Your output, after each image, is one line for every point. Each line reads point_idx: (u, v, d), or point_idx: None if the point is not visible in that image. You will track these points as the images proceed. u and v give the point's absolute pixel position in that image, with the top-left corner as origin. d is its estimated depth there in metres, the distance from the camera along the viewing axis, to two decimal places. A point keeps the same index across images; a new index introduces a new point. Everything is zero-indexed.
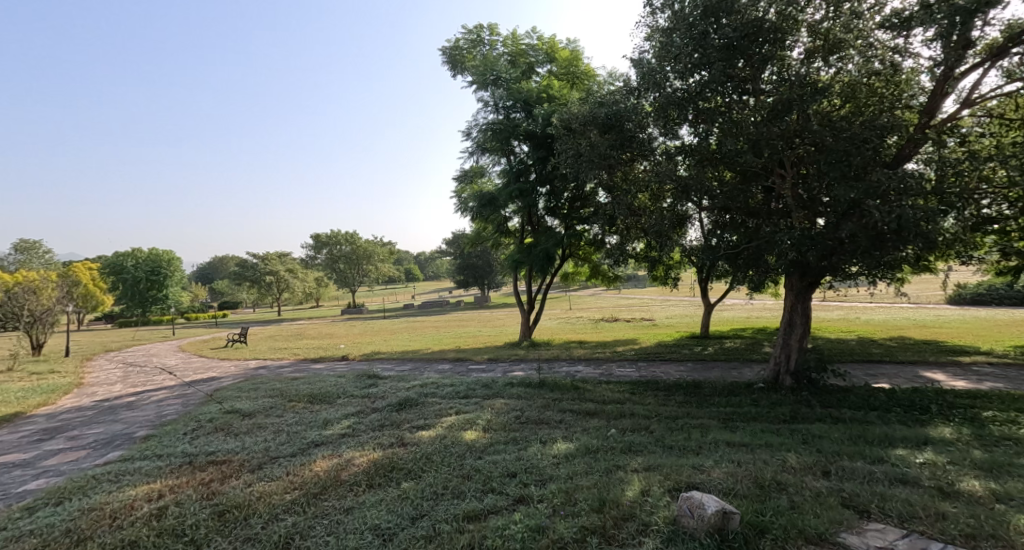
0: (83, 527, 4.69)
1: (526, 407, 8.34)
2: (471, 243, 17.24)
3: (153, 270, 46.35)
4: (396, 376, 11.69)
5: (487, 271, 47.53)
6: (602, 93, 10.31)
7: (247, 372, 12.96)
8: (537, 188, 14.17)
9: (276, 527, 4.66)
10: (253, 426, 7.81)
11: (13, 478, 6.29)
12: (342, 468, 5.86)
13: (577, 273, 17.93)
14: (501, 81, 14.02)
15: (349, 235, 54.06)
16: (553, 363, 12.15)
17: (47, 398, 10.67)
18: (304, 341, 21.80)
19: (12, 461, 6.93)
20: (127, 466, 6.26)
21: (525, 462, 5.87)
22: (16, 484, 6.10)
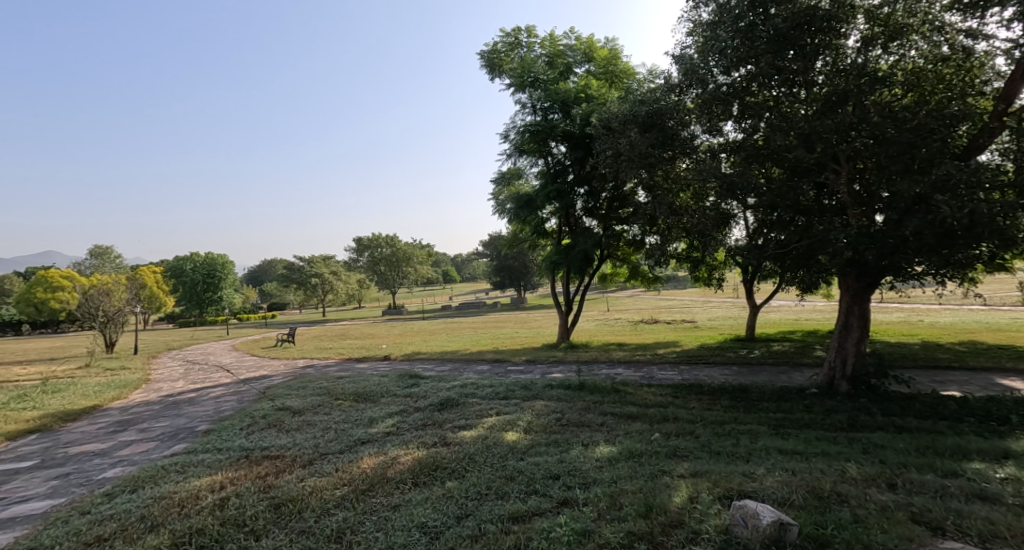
0: (155, 514, 4.96)
1: (566, 409, 8.28)
2: (509, 245, 17.25)
3: (210, 274, 48.70)
4: (437, 376, 11.85)
5: (525, 273, 47.52)
6: (640, 92, 10.14)
7: (296, 371, 13.41)
8: (575, 189, 14.06)
9: (328, 522, 4.79)
10: (303, 423, 8.07)
11: (92, 466, 6.72)
12: (389, 466, 5.98)
13: (616, 274, 17.70)
14: (539, 83, 14.29)
15: (390, 238, 55.10)
16: (593, 366, 12.04)
17: (120, 393, 11.38)
18: (349, 340, 22.52)
19: (90, 450, 7.39)
20: (191, 458, 6.60)
21: (567, 465, 5.82)
22: (95, 472, 6.51)
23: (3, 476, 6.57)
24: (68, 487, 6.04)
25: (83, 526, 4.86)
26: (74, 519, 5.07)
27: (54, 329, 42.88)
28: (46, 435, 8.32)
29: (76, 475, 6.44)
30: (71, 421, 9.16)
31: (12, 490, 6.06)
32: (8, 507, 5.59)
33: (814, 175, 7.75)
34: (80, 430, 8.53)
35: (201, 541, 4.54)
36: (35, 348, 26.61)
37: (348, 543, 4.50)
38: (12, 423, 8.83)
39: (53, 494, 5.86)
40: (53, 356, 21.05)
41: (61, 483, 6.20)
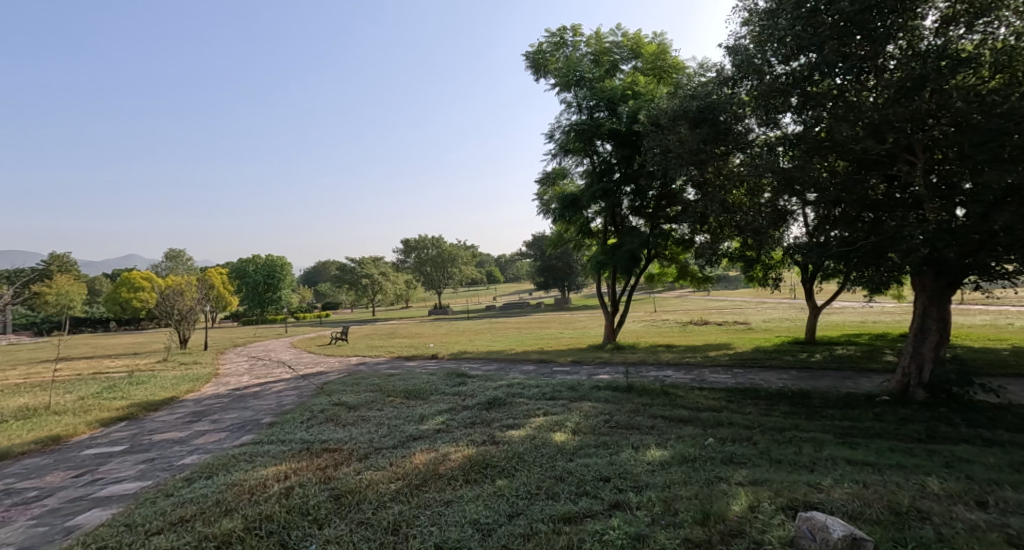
0: (228, 499, 5.20)
1: (614, 411, 8.12)
2: (553, 245, 17.12)
3: (269, 275, 50.93)
4: (483, 375, 11.90)
5: (569, 273, 47.21)
6: (690, 87, 9.85)
7: (349, 368, 13.78)
8: (621, 188, 13.76)
9: (384, 514, 4.87)
10: (358, 418, 8.27)
11: (173, 452, 7.13)
12: (440, 462, 6.03)
13: (663, 274, 17.27)
14: (585, 82, 14.12)
15: (436, 239, 56.02)
16: (640, 368, 11.78)
17: (193, 385, 12.05)
18: (397, 339, 22.96)
19: (170, 438, 7.84)
20: (258, 448, 6.89)
21: (618, 467, 5.70)
22: (176, 458, 6.90)
23: (96, 459, 7.06)
24: (153, 471, 6.43)
25: (167, 507, 5.15)
26: (159, 500, 5.38)
27: (136, 325, 46.02)
28: (133, 423, 8.90)
29: (160, 460, 6.84)
30: (153, 410, 9.76)
31: (105, 472, 6.51)
32: (103, 487, 5.99)
33: (884, 168, 7.32)
34: (160, 419, 9.06)
35: (270, 526, 4.71)
36: (118, 342, 28.62)
37: (404, 536, 4.56)
38: (102, 411, 9.49)
39: (141, 477, 6.24)
40: (133, 351, 22.54)
41: (147, 467, 6.60)
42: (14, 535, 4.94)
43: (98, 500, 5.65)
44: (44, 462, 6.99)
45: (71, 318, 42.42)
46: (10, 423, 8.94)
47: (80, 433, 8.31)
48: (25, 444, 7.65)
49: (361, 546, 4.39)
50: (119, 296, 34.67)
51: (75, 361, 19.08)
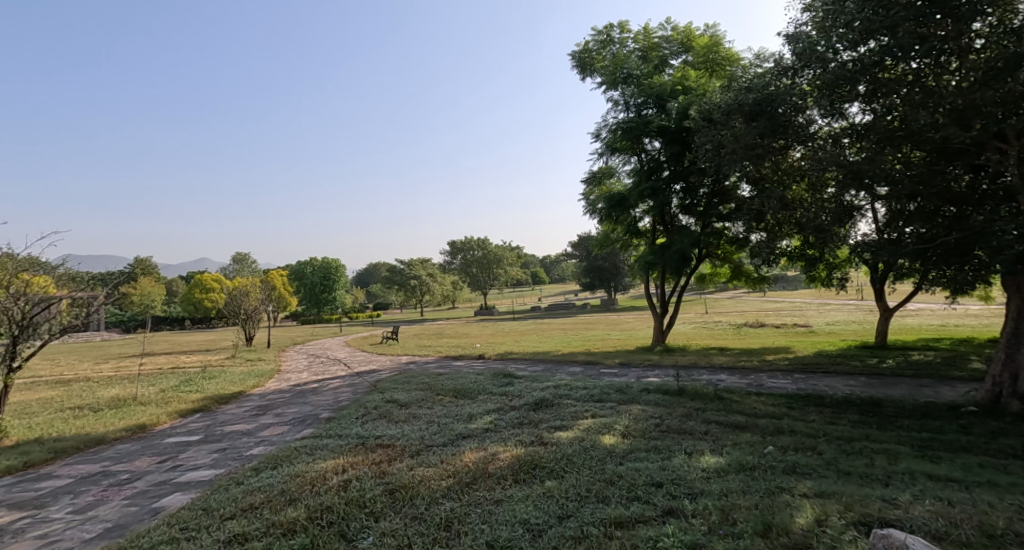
0: (292, 490, 5.37)
1: (666, 414, 7.86)
2: (600, 246, 16.83)
3: (325, 277, 52.72)
4: (530, 376, 11.81)
5: (615, 274, 46.47)
6: (745, 80, 9.42)
7: (400, 367, 14.03)
8: (670, 185, 13.35)
9: (437, 510, 4.87)
10: (410, 416, 8.35)
11: (242, 443, 7.43)
12: (489, 461, 5.99)
13: (715, 275, 16.69)
14: (633, 79, 13.79)
15: (482, 241, 56.39)
16: (692, 370, 11.40)
17: (258, 381, 12.58)
18: (446, 339, 23.20)
19: (239, 429, 8.18)
20: (317, 442, 7.08)
21: (671, 473, 5.48)
22: (245, 448, 7.18)
23: (175, 447, 7.43)
24: (226, 460, 6.72)
25: (239, 494, 5.37)
26: (230, 488, 5.60)
27: (207, 324, 48.81)
28: (207, 414, 9.35)
29: (231, 450, 7.15)
30: (224, 404, 10.22)
31: (185, 459, 6.84)
32: (183, 473, 6.30)
33: (969, 157, 6.75)
34: (230, 412, 9.47)
35: (330, 517, 4.80)
36: (190, 340, 30.51)
37: (456, 532, 4.53)
38: (180, 402, 10.02)
39: (215, 465, 6.52)
40: (204, 348, 23.91)
41: (220, 456, 6.91)
42: (108, 513, 5.25)
43: (180, 484, 5.93)
44: (132, 448, 7.45)
45: (152, 317, 45.53)
46: (102, 412, 9.58)
47: (162, 422, 8.79)
48: (116, 431, 8.15)
49: (415, 540, 4.40)
50: (192, 296, 36.87)
51: (154, 357, 20.38)
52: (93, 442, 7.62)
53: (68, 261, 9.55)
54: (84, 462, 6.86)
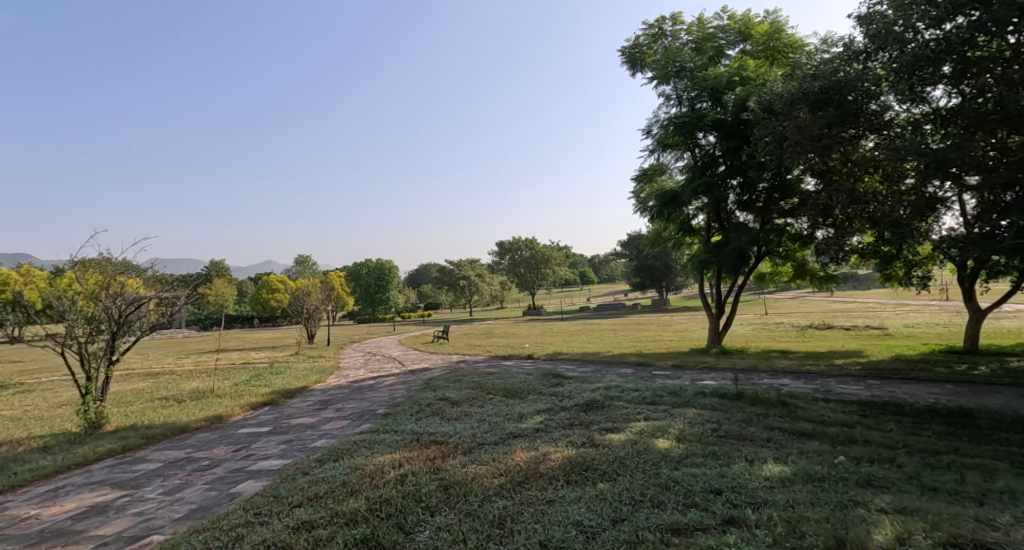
0: (353, 482, 5.46)
1: (724, 419, 7.50)
2: (651, 245, 16.37)
3: (379, 278, 54.18)
4: (580, 377, 11.59)
5: (667, 274, 45.23)
6: (810, 67, 8.90)
7: (452, 365, 14.14)
8: (726, 180, 12.82)
9: (489, 507, 4.80)
10: (461, 414, 8.36)
11: (307, 435, 7.66)
12: (540, 461, 5.88)
13: (776, 274, 15.93)
14: (686, 72, 13.30)
15: (529, 241, 56.27)
16: (752, 374, 10.88)
17: (319, 377, 13.01)
18: (496, 339, 23.27)
19: (304, 422, 8.45)
20: (374, 437, 7.18)
21: (731, 480, 5.19)
22: (310, 440, 7.40)
23: (248, 437, 7.75)
24: (293, 451, 6.94)
25: (305, 484, 5.51)
26: (297, 477, 5.77)
27: (272, 323, 51.35)
28: (275, 407, 9.73)
29: (297, 441, 7.38)
30: (289, 398, 10.61)
31: (256, 448, 7.12)
32: (255, 462, 6.55)
33: None
34: (296, 405, 9.82)
35: (388, 509, 4.82)
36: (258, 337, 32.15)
37: (509, 530, 4.45)
38: (252, 396, 10.49)
39: (284, 455, 6.75)
40: (271, 344, 25.11)
41: (287, 447, 7.14)
42: (193, 496, 5.50)
43: (253, 473, 6.16)
44: (210, 437, 7.83)
45: (224, 316, 48.42)
46: (185, 402, 10.17)
47: (237, 414, 9.22)
48: (197, 421, 8.60)
49: (469, 536, 4.34)
50: (259, 296, 38.88)
51: (226, 352, 21.59)
52: (179, 429, 8.07)
53: (151, 266, 10.15)
54: (172, 448, 7.26)
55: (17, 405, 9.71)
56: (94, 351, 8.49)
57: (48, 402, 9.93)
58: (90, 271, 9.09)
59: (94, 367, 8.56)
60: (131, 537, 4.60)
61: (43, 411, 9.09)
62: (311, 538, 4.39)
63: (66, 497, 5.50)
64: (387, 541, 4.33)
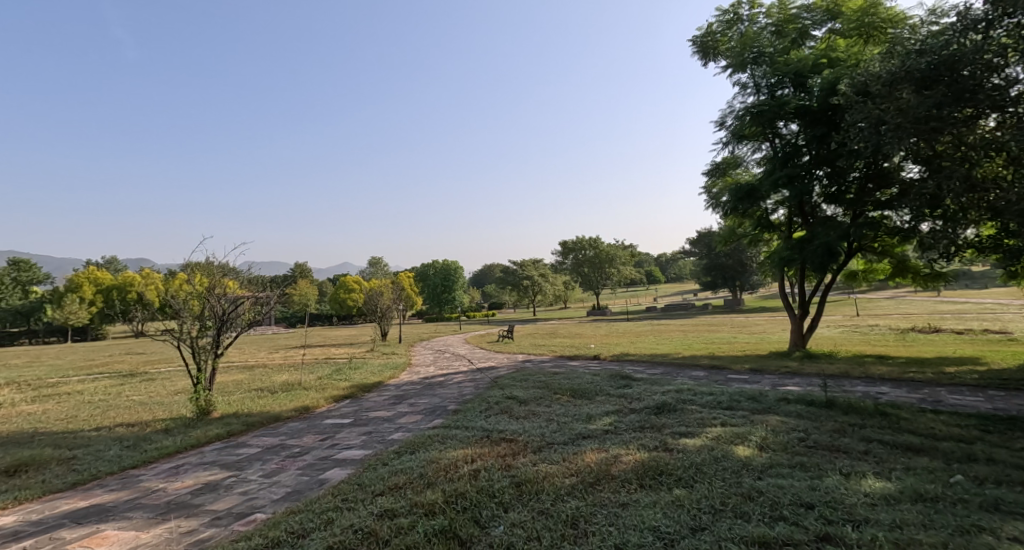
0: (430, 474, 5.58)
1: (813, 428, 7.00)
2: (724, 242, 15.54)
3: (446, 278, 55.64)
4: (649, 379, 11.23)
5: (740, 272, 43.12)
6: (913, 42, 8.15)
7: (519, 364, 14.19)
8: (812, 171, 11.73)
9: (562, 507, 4.74)
10: (529, 413, 8.35)
11: (385, 428, 7.94)
12: (612, 463, 5.75)
13: (871, 271, 14.69)
14: (765, 57, 12.58)
15: (592, 240, 55.47)
16: (843, 380, 10.13)
17: (394, 372, 13.49)
18: (561, 339, 23.17)
19: (382, 416, 8.77)
20: (446, 432, 7.31)
21: (824, 494, 4.81)
22: (387, 433, 7.65)
23: (332, 427, 8.15)
24: (373, 442, 7.21)
25: (385, 474, 5.70)
26: (378, 467, 5.98)
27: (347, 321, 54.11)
28: (354, 401, 10.18)
29: (376, 433, 7.66)
30: (367, 392, 11.07)
31: (340, 439, 7.46)
32: (340, 451, 6.86)
33: None
34: (373, 399, 10.23)
35: (463, 502, 4.89)
36: (335, 335, 34.03)
37: (583, 531, 4.37)
38: (334, 389, 11.03)
39: (364, 446, 7.02)
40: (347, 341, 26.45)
41: (368, 438, 7.43)
42: (288, 480, 5.83)
43: (338, 461, 6.46)
44: (299, 426, 8.29)
45: (307, 314, 51.72)
46: (276, 393, 10.86)
47: (321, 405, 9.72)
48: (287, 410, 9.15)
49: (543, 534, 4.30)
50: (336, 296, 41.06)
51: (309, 348, 22.98)
52: (272, 418, 8.61)
53: (246, 269, 10.89)
54: (267, 435, 7.76)
55: (141, 391, 10.81)
56: (203, 346, 9.25)
57: (165, 389, 10.97)
58: (197, 274, 9.90)
59: (203, 360, 9.33)
60: (238, 513, 4.95)
61: (163, 397, 10.05)
62: (393, 526, 4.52)
63: (183, 474, 6.01)
64: (465, 534, 4.37)
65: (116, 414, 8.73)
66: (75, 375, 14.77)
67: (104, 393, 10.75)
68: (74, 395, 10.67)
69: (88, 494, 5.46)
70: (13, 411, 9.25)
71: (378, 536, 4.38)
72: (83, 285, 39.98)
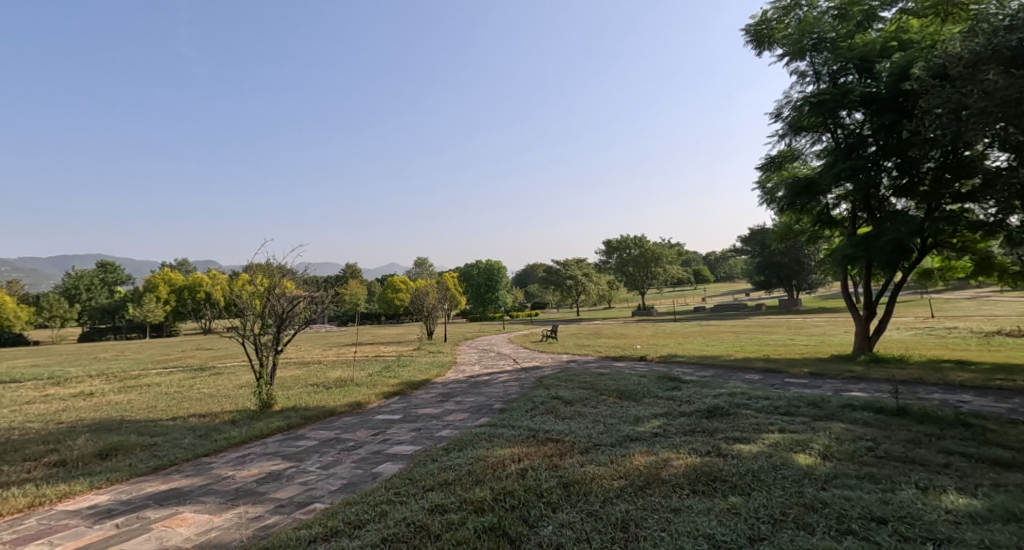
0: (478, 472, 5.65)
1: (879, 437, 6.65)
2: (779, 239, 14.94)
3: (489, 278, 56.13)
4: (699, 381, 10.96)
5: (797, 271, 41.31)
6: (1001, 17, 7.55)
7: (565, 364, 14.13)
8: (880, 163, 11.01)
9: (611, 510, 4.70)
10: (576, 413, 8.31)
11: (433, 425, 8.10)
12: (661, 467, 5.65)
13: (949, 269, 13.78)
14: (826, 44, 12.00)
15: (638, 238, 54.41)
16: (914, 387, 9.56)
17: (441, 371, 13.73)
18: (607, 339, 22.92)
19: (430, 413, 8.94)
20: (494, 430, 7.38)
21: (897, 509, 4.55)
22: (436, 430, 7.81)
23: (384, 423, 8.38)
24: (422, 438, 7.37)
25: (435, 470, 5.81)
26: (428, 463, 6.11)
27: (394, 320, 55.45)
28: (403, 398, 10.42)
29: (425, 430, 7.83)
30: (416, 389, 11.32)
31: (391, 434, 7.66)
32: (391, 446, 7.05)
33: None
34: (421, 396, 10.44)
35: (512, 501, 4.93)
36: (382, 333, 35.04)
37: (634, 535, 4.31)
38: (384, 385, 11.33)
39: (414, 442, 7.19)
40: (394, 340, 27.13)
41: (417, 434, 7.60)
42: (344, 472, 6.05)
43: (390, 455, 6.64)
44: (352, 421, 8.58)
45: (357, 313, 53.39)
46: (330, 389, 11.27)
47: (372, 401, 10.02)
48: (342, 405, 9.48)
49: (593, 536, 4.28)
50: (385, 295, 42.14)
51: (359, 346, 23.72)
52: (328, 412, 8.94)
53: (302, 269, 11.34)
54: (324, 428, 8.07)
55: (210, 384, 11.46)
56: (264, 342, 9.69)
57: (231, 383, 11.60)
58: (258, 274, 10.33)
59: (264, 356, 9.78)
60: (300, 502, 5.17)
61: (229, 390, 10.63)
62: (444, 521, 4.60)
63: (250, 463, 6.34)
64: (513, 532, 4.41)
65: (189, 404, 9.30)
66: (153, 368, 15.81)
67: (178, 385, 11.47)
68: (152, 387, 11.47)
69: (168, 478, 5.85)
70: (100, 399, 10.02)
71: (430, 531, 4.47)
72: (159, 285, 42.54)
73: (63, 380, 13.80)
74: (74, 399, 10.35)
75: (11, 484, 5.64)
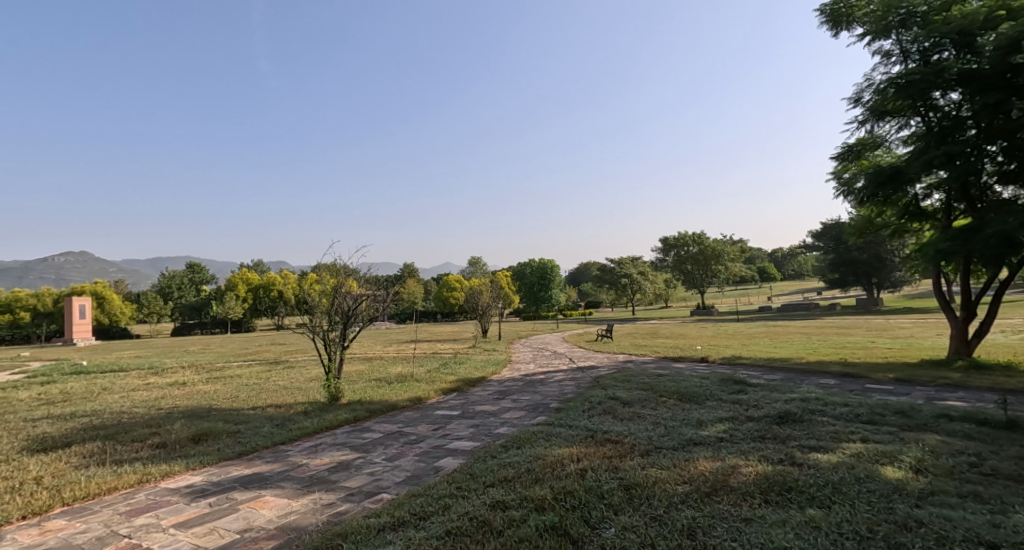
0: (537, 471, 5.62)
1: (975, 451, 6.09)
2: (857, 234, 14.01)
3: (544, 278, 56.04)
4: (767, 385, 10.44)
5: (877, 270, 38.78)
6: None
7: (622, 364, 13.87)
8: (983, 146, 10.15)
9: (677, 515, 4.55)
10: (635, 415, 8.13)
11: (491, 422, 8.15)
12: (729, 473, 5.41)
13: None
14: (915, 19, 11.14)
15: (697, 235, 52.67)
16: (1020, 397, 8.71)
17: (498, 369, 13.81)
18: (664, 340, 22.36)
19: (487, 410, 9.00)
20: (552, 430, 7.32)
21: (1009, 533, 4.13)
22: (494, 427, 7.85)
23: (444, 419, 8.51)
24: (481, 435, 7.43)
25: (494, 467, 5.83)
26: (487, 460, 6.14)
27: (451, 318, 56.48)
28: (461, 394, 10.56)
29: (484, 427, 7.89)
30: (473, 386, 11.44)
31: (451, 429, 7.77)
32: (450, 441, 7.14)
33: None
34: (479, 394, 10.54)
35: (572, 501, 4.87)
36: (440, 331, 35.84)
37: (702, 543, 4.15)
38: (443, 382, 11.53)
39: (473, 438, 7.25)
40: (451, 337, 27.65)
41: (476, 430, 7.67)
42: (407, 465, 6.19)
43: (451, 451, 6.73)
44: (414, 415, 8.77)
45: (415, 311, 54.78)
46: (392, 384, 11.59)
47: (432, 397, 10.20)
48: (403, 400, 9.72)
49: (659, 542, 4.15)
50: (442, 294, 43.04)
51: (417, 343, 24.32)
52: (390, 407, 9.19)
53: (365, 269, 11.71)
54: (387, 422, 8.30)
55: (284, 376, 12.09)
56: (332, 338, 10.08)
57: (302, 376, 12.19)
58: (326, 274, 10.72)
59: (332, 352, 10.16)
60: (367, 492, 5.33)
61: (300, 383, 11.15)
62: (505, 518, 4.60)
63: (321, 452, 6.60)
64: (575, 532, 4.35)
65: (267, 395, 9.83)
66: (234, 361, 16.88)
67: (257, 377, 12.16)
68: (235, 378, 12.25)
69: (250, 463, 6.19)
70: (190, 389, 10.78)
71: (492, 526, 4.48)
72: (237, 285, 45.31)
73: (159, 370, 14.99)
74: (169, 388, 11.21)
75: (122, 461, 6.15)
